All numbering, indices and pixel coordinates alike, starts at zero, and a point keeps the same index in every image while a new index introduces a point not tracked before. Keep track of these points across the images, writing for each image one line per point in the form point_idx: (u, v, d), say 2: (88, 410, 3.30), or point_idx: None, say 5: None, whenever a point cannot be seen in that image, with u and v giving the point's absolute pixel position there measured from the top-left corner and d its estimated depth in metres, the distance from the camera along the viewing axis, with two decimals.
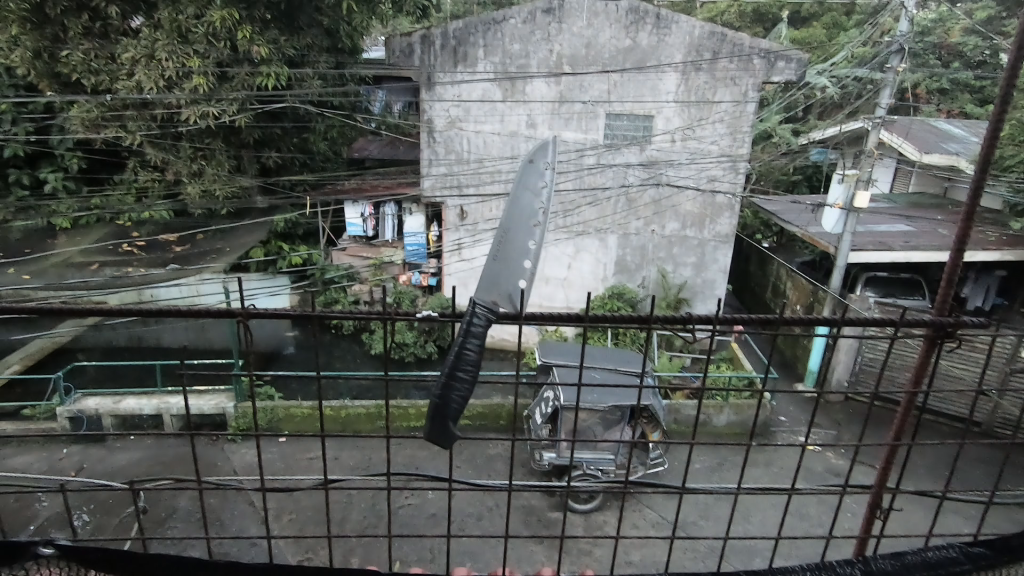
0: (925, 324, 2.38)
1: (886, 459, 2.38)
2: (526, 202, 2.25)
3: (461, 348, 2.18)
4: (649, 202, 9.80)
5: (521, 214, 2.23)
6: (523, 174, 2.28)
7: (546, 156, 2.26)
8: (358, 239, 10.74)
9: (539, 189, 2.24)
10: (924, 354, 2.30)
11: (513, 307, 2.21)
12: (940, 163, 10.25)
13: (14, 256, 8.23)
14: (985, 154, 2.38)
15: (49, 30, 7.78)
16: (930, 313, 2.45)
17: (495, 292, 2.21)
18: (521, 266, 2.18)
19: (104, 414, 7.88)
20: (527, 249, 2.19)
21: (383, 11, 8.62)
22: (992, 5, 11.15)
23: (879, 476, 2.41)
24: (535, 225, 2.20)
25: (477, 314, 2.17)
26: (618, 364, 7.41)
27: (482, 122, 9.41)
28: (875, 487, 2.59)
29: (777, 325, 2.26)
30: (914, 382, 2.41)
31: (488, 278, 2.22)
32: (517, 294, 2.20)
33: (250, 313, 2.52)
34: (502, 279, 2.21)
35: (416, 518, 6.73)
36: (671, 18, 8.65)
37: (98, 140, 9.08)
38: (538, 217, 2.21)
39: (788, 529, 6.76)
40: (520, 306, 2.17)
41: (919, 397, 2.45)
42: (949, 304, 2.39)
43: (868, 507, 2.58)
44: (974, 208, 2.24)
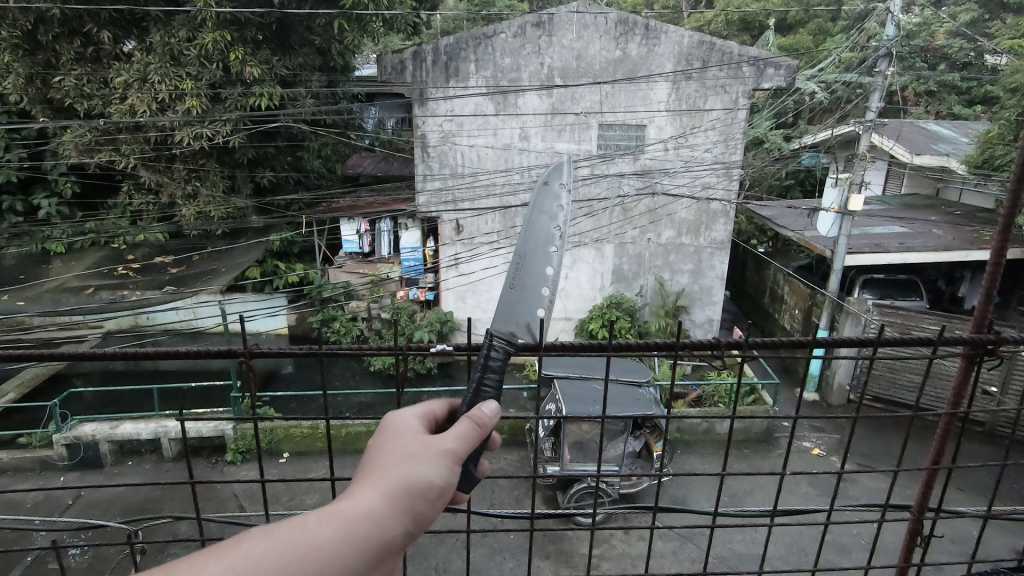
0: (961, 342, 2.08)
1: (927, 482, 2.18)
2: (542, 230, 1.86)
3: (478, 385, 1.75)
4: (644, 211, 9.84)
5: (534, 237, 1.87)
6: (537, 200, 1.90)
7: (563, 171, 1.89)
8: (354, 256, 10.57)
9: (554, 210, 1.87)
10: (963, 375, 2.03)
11: (530, 339, 1.81)
12: (931, 164, 10.32)
13: (9, 282, 8.23)
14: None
15: (41, 57, 7.82)
16: (966, 328, 2.15)
17: (511, 323, 1.84)
18: (538, 292, 1.81)
19: (101, 440, 7.76)
20: (543, 277, 1.82)
21: (374, 29, 8.52)
22: (975, 8, 11.37)
23: (920, 502, 2.20)
24: (551, 249, 1.84)
25: (494, 347, 1.79)
26: (621, 374, 7.37)
27: (476, 136, 9.43)
28: (916, 512, 2.31)
29: (805, 344, 2.11)
30: (953, 399, 2.19)
31: (501, 306, 1.85)
32: (537, 324, 1.81)
33: (253, 353, 2.33)
34: (517, 308, 1.83)
35: (422, 539, 6.67)
36: (660, 28, 8.71)
37: (91, 164, 9.07)
38: (555, 241, 1.83)
39: (799, 538, 6.68)
40: (540, 337, 1.78)
41: (961, 416, 2.25)
42: (989, 319, 2.09)
43: (906, 535, 2.29)
44: (1017, 203, 1.97)
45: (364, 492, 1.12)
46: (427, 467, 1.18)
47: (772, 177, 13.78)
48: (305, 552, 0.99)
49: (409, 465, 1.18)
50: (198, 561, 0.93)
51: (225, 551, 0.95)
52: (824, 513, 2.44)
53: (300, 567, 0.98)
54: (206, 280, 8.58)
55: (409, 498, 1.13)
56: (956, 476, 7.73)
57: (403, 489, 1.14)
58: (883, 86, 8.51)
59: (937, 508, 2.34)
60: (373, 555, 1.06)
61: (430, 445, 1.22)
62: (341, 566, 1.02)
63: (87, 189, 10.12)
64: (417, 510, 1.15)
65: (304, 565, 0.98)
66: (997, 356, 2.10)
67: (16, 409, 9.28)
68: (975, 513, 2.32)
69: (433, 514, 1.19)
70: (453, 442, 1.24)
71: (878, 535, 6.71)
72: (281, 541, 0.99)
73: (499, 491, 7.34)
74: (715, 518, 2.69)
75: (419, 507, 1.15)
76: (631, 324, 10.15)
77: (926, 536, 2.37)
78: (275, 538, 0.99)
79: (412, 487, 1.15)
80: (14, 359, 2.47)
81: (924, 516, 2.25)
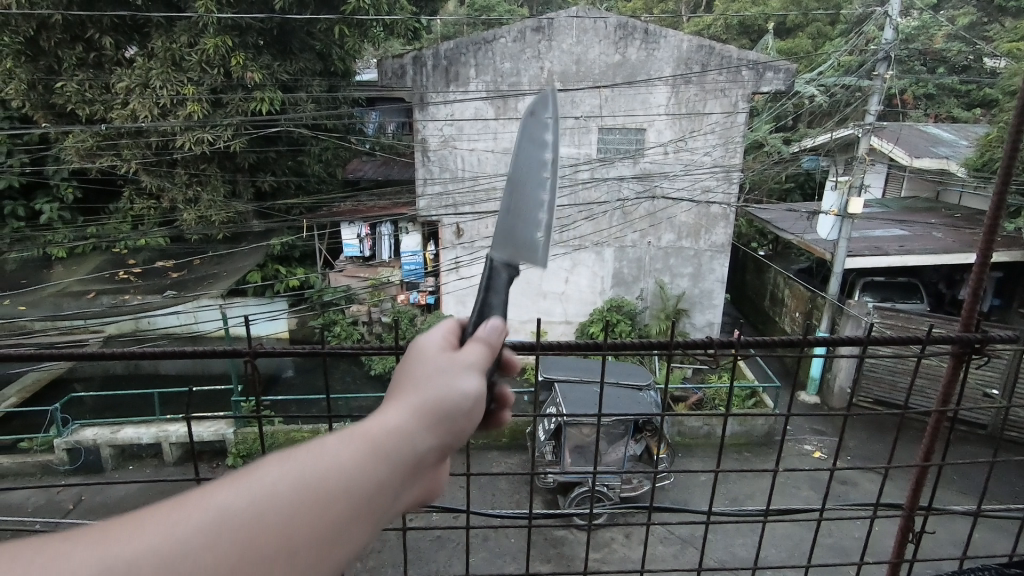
0: (950, 341, 2.09)
1: (917, 479, 2.19)
2: (531, 145, 1.34)
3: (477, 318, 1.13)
4: (644, 215, 9.87)
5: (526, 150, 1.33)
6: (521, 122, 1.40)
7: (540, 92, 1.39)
8: (355, 261, 10.61)
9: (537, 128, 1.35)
10: (952, 373, 2.04)
11: (540, 259, 1.17)
12: (931, 167, 10.35)
13: (11, 288, 8.29)
14: (1017, 123, 1.90)
15: (43, 62, 7.87)
16: (955, 327, 2.16)
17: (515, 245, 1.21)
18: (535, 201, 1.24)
19: (102, 444, 7.78)
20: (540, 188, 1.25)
21: (374, 34, 8.54)
22: (973, 12, 11.43)
23: (911, 499, 2.20)
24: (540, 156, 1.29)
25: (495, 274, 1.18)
26: (621, 377, 7.38)
27: (476, 140, 9.46)
28: (907, 509, 2.31)
29: (798, 343, 2.11)
30: (943, 397, 2.20)
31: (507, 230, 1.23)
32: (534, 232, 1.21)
33: (258, 351, 2.33)
34: (513, 227, 1.22)
35: (422, 543, 6.68)
36: (659, 33, 8.78)
37: (93, 169, 9.12)
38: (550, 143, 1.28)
39: (802, 543, 6.67)
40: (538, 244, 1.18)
41: (951, 414, 2.25)
42: (977, 318, 2.10)
43: (898, 531, 2.29)
44: (1003, 205, 1.98)
45: (392, 407, 0.93)
46: (464, 371, 0.98)
47: (772, 180, 13.83)
48: (319, 477, 0.81)
49: (441, 373, 0.97)
50: (207, 488, 0.76)
51: (235, 476, 0.78)
52: (817, 512, 2.44)
53: (317, 493, 0.80)
54: (207, 285, 8.64)
55: (445, 410, 0.94)
56: (956, 478, 7.73)
57: (438, 399, 0.94)
58: (882, 89, 8.54)
59: (929, 505, 2.34)
60: (407, 472, 0.89)
61: (466, 347, 1.02)
62: (372, 486, 0.84)
63: (89, 194, 10.16)
64: (456, 421, 0.95)
65: (320, 493, 0.80)
66: (985, 356, 2.11)
67: (17, 414, 9.31)
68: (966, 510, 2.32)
69: (472, 429, 1.00)
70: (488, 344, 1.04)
71: (878, 538, 6.71)
72: (299, 463, 0.81)
73: (499, 494, 7.35)
74: (712, 517, 2.68)
75: (457, 418, 0.96)
76: (631, 327, 10.16)
77: (918, 532, 2.37)
78: (281, 465, 0.81)
79: (446, 398, 0.94)
80: (16, 362, 2.46)
81: (915, 513, 2.25)
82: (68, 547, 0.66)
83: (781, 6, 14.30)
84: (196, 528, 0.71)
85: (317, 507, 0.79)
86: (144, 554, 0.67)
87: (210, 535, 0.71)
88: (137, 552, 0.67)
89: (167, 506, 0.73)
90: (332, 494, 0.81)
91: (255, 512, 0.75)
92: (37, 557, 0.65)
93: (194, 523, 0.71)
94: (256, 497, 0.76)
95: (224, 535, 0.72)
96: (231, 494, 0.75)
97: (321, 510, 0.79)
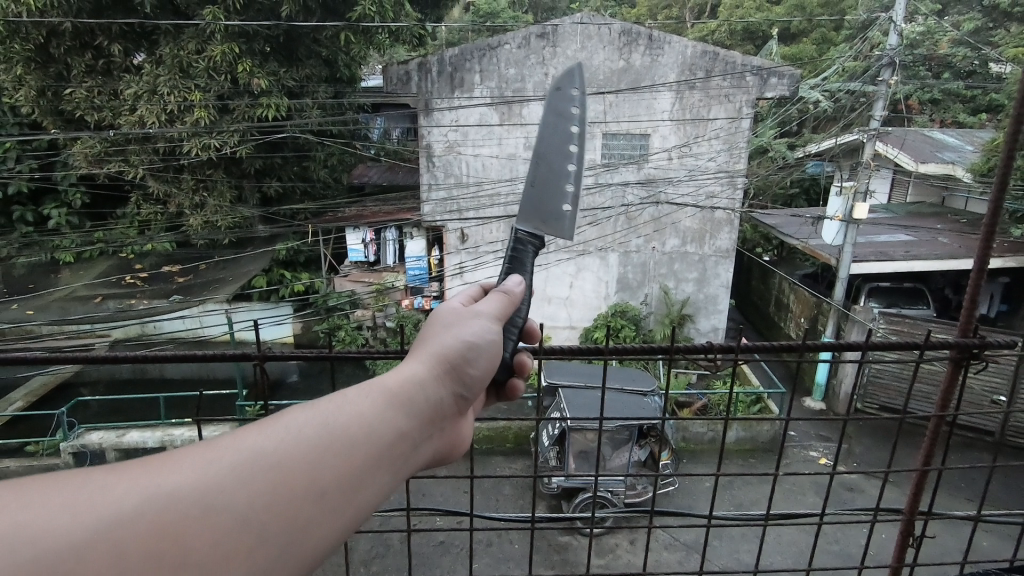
0: (947, 347, 2.09)
1: (917, 484, 2.18)
2: (552, 136, 1.76)
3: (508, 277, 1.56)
4: (649, 220, 9.88)
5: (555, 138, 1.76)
6: (546, 103, 1.80)
7: (573, 78, 1.79)
8: (360, 265, 10.67)
9: (570, 117, 1.77)
10: (950, 379, 2.03)
11: (564, 233, 1.66)
12: (937, 172, 10.33)
13: (19, 293, 8.40)
14: (1014, 128, 1.89)
15: (52, 69, 7.97)
16: (953, 332, 2.14)
17: (540, 219, 1.68)
18: (561, 188, 1.70)
19: (107, 448, 7.82)
20: (565, 174, 1.72)
21: (380, 41, 8.53)
22: (978, 17, 11.42)
23: (911, 504, 2.19)
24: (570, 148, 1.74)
25: (521, 242, 1.63)
26: (626, 383, 7.38)
27: (480, 145, 9.51)
28: (907, 514, 2.29)
29: (798, 349, 2.10)
30: (941, 403, 2.19)
31: (533, 203, 1.69)
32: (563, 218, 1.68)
33: (267, 356, 2.35)
34: (542, 204, 1.69)
35: (426, 548, 6.69)
36: (663, 38, 8.79)
37: (101, 175, 9.22)
38: (574, 139, 1.75)
39: (808, 550, 6.66)
40: (570, 231, 1.65)
41: (950, 418, 2.24)
42: (974, 324, 2.08)
43: (898, 535, 2.28)
44: (1000, 211, 1.97)
45: (406, 365, 1.06)
46: (465, 330, 1.15)
47: (777, 186, 13.83)
48: (347, 421, 0.90)
49: (450, 332, 1.14)
50: (242, 434, 0.85)
51: (268, 422, 0.87)
52: (818, 516, 2.43)
53: (345, 434, 0.89)
54: (213, 289, 8.72)
55: (450, 364, 1.09)
56: (963, 485, 7.68)
57: (444, 353, 1.10)
58: (887, 95, 8.53)
59: (930, 510, 2.33)
60: (423, 419, 1.00)
61: (465, 314, 1.20)
62: (392, 430, 0.94)
63: (97, 199, 10.25)
64: (460, 372, 1.11)
65: (347, 433, 0.89)
66: (983, 360, 2.10)
67: (24, 418, 9.38)
68: (967, 515, 2.30)
69: (478, 381, 1.15)
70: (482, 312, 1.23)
71: (883, 545, 6.69)
72: (326, 409, 0.91)
73: (503, 499, 7.36)
74: (713, 521, 2.68)
75: (459, 372, 1.11)
76: (635, 332, 10.17)
77: (918, 537, 2.36)
78: (312, 411, 0.90)
79: (454, 351, 1.11)
80: (31, 365, 2.51)
81: (915, 517, 2.24)
82: (126, 479, 0.75)
83: (785, 12, 14.33)
84: (233, 464, 0.80)
85: (346, 446, 0.88)
86: (192, 484, 0.76)
87: (249, 470, 0.80)
88: (186, 482, 0.76)
89: (207, 449, 0.82)
90: (359, 436, 0.90)
91: (288, 451, 0.84)
92: (99, 486, 0.73)
93: (231, 460, 0.80)
94: (289, 438, 0.85)
95: (259, 470, 0.80)
96: (265, 436, 0.84)
97: (348, 451, 0.88)
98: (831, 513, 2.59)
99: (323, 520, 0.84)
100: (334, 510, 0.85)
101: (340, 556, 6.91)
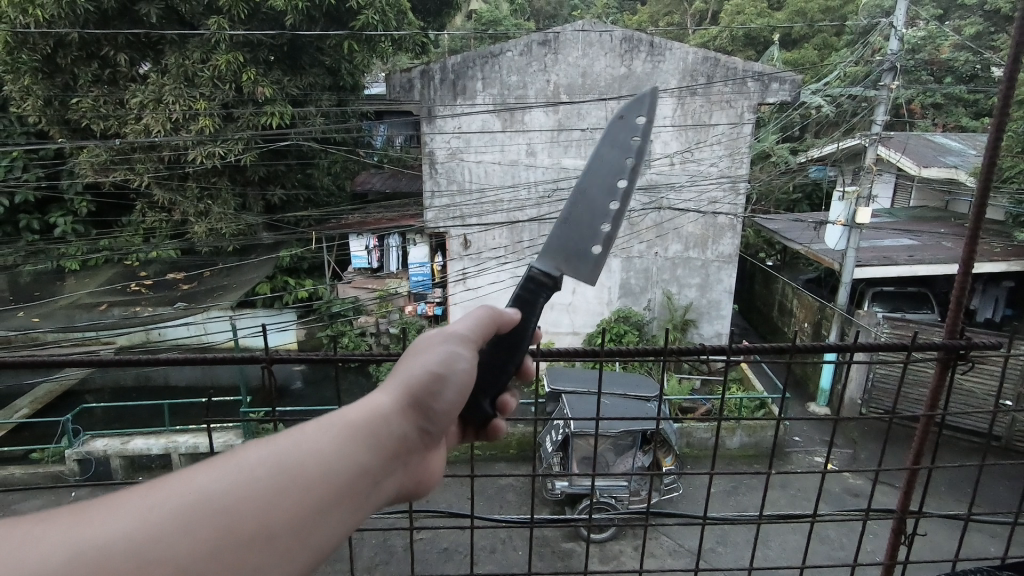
0: (935, 348, 2.09)
1: (907, 482, 2.19)
2: (601, 168, 1.72)
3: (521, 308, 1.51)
4: (651, 226, 9.91)
5: (603, 170, 1.71)
6: (608, 129, 1.75)
7: (641, 111, 1.73)
8: (364, 272, 10.71)
9: (628, 150, 1.71)
10: (937, 379, 2.05)
11: (584, 279, 1.64)
12: (940, 176, 10.31)
13: (24, 300, 8.51)
14: (997, 131, 1.89)
15: (59, 79, 8.08)
16: (940, 333, 2.15)
17: (563, 257, 1.65)
18: (596, 228, 1.67)
19: (112, 455, 7.85)
20: (603, 215, 1.69)
21: (383, 49, 8.72)
22: (980, 22, 11.42)
23: (902, 502, 2.20)
24: (617, 185, 1.70)
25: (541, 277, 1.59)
26: (630, 389, 7.37)
27: (483, 152, 9.56)
28: (898, 512, 2.30)
29: (790, 350, 2.10)
30: (930, 402, 2.19)
31: (561, 237, 1.66)
32: (590, 262, 1.66)
33: (274, 359, 2.38)
34: (570, 243, 1.67)
35: (429, 554, 6.70)
36: (664, 45, 8.84)
37: (107, 184, 9.32)
38: (624, 176, 1.70)
39: (812, 555, 6.67)
40: (594, 278, 1.63)
41: (939, 418, 2.25)
42: (960, 324, 2.09)
43: (891, 534, 2.28)
44: (984, 213, 1.98)
45: (371, 396, 1.04)
46: (435, 357, 1.13)
47: (780, 191, 13.86)
48: (302, 457, 0.87)
49: (419, 359, 1.12)
50: (187, 474, 0.80)
51: (216, 462, 0.82)
52: (813, 516, 2.43)
53: (301, 469, 0.86)
54: (216, 296, 8.78)
55: (414, 396, 1.07)
56: (969, 490, 7.64)
57: (410, 384, 1.08)
58: (889, 99, 8.51)
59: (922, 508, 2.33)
60: (384, 455, 0.97)
61: (438, 339, 1.18)
62: (350, 468, 0.91)
63: (102, 207, 10.33)
64: (426, 400, 1.08)
65: (301, 470, 0.86)
66: (970, 361, 2.11)
67: (29, 425, 9.45)
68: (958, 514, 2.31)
69: (448, 409, 1.13)
70: (454, 335, 1.20)
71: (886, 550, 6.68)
72: (277, 447, 0.87)
73: (505, 505, 7.37)
74: (710, 524, 2.69)
75: (425, 404, 1.09)
76: (639, 338, 10.17)
77: (910, 535, 2.37)
78: (266, 447, 0.87)
79: (420, 379, 1.09)
80: (37, 369, 2.54)
81: (907, 516, 2.24)
82: (56, 529, 0.70)
83: (786, 18, 14.39)
84: (176, 508, 0.75)
85: (299, 485, 0.84)
86: (129, 533, 0.71)
87: (192, 518, 0.75)
88: (118, 535, 0.71)
89: (151, 489, 0.77)
90: (314, 477, 0.86)
91: (235, 494, 0.79)
92: (26, 540, 0.68)
93: (175, 502, 0.75)
94: (239, 476, 0.81)
95: (203, 514, 0.76)
96: (210, 478, 0.79)
97: (302, 489, 0.84)
98: (825, 513, 2.60)
99: (277, 564, 0.80)
100: (287, 553, 0.81)
101: (343, 562, 6.92)
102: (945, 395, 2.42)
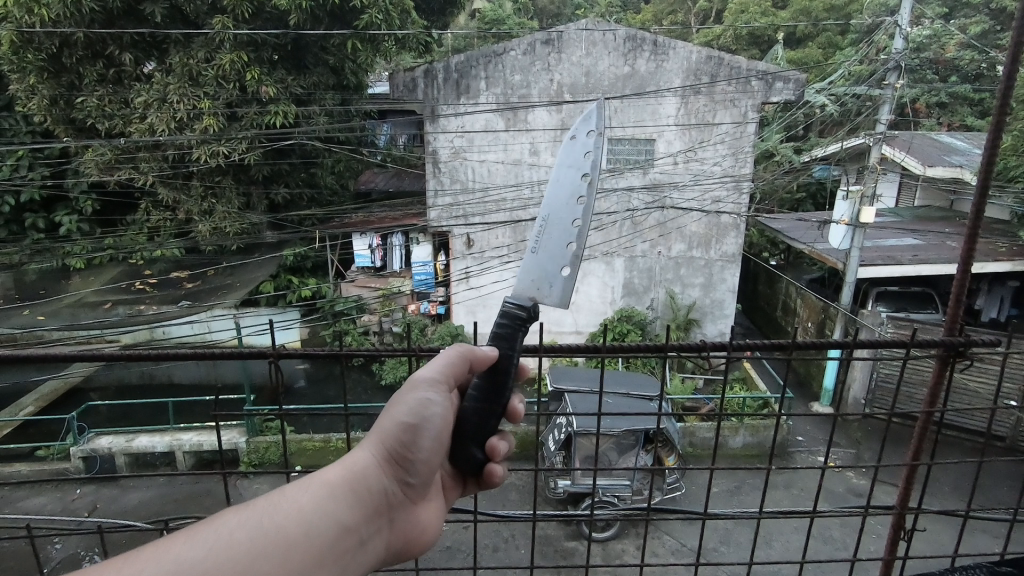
0: (934, 345, 2.09)
1: (907, 478, 2.19)
2: (561, 188, 1.74)
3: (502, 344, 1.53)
4: (655, 225, 9.89)
5: (563, 188, 1.73)
6: (561, 151, 1.79)
7: (591, 128, 1.78)
8: (367, 271, 10.74)
9: (583, 167, 1.75)
10: (937, 375, 2.05)
11: (555, 303, 1.64)
12: (945, 176, 10.26)
13: (29, 298, 8.57)
14: (998, 128, 1.89)
15: (65, 79, 8.12)
16: (940, 331, 2.15)
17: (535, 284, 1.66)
18: (564, 247, 1.67)
19: (116, 452, 7.91)
20: (569, 234, 1.69)
21: (386, 48, 8.74)
22: (986, 20, 11.37)
23: (902, 498, 2.19)
24: (578, 202, 1.71)
25: (512, 309, 1.57)
26: (633, 388, 7.38)
27: (487, 151, 9.57)
28: (898, 508, 2.30)
29: (789, 347, 2.10)
30: (929, 400, 2.20)
31: (530, 263, 1.67)
32: (561, 283, 1.66)
33: (280, 353, 2.39)
34: (541, 268, 1.67)
35: (431, 552, 6.73)
36: (668, 44, 8.84)
37: (111, 183, 9.37)
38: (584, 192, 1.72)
39: (813, 553, 6.68)
40: (566, 298, 1.62)
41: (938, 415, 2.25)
42: (960, 321, 2.09)
43: (890, 530, 2.27)
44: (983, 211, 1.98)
45: (352, 455, 1.26)
46: (409, 410, 1.33)
47: (783, 190, 13.85)
48: (282, 519, 1.07)
49: (394, 414, 1.33)
50: (166, 545, 0.96)
51: (197, 530, 0.99)
52: (812, 512, 2.43)
53: (284, 528, 1.06)
54: (220, 294, 8.84)
55: (391, 451, 1.29)
56: (972, 490, 7.62)
57: (387, 440, 1.29)
58: (893, 98, 8.50)
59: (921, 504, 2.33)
60: (364, 511, 1.19)
61: (412, 390, 1.37)
62: (330, 526, 1.13)
63: (106, 206, 10.38)
64: (399, 451, 1.30)
65: (284, 529, 1.06)
66: (969, 358, 2.12)
67: (34, 423, 9.52)
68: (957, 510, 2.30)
69: (423, 455, 1.33)
70: (427, 383, 1.38)
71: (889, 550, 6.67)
72: (257, 515, 1.05)
73: (506, 503, 7.39)
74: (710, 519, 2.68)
75: (402, 456, 1.30)
76: (642, 337, 10.14)
77: (908, 532, 2.37)
78: (246, 513, 1.05)
79: (394, 432, 1.30)
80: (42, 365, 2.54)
81: (906, 512, 2.24)
82: None
83: (790, 17, 14.37)
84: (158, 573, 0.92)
85: (277, 545, 1.03)
86: None
87: None
88: None
89: (131, 559, 0.92)
90: (293, 538, 1.06)
91: (215, 558, 0.97)
92: None
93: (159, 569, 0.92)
94: (221, 541, 0.99)
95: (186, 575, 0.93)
96: (190, 547, 0.96)
97: (283, 549, 1.04)
98: (824, 510, 2.60)
99: None
100: None
101: None
102: (944, 392, 2.43)
